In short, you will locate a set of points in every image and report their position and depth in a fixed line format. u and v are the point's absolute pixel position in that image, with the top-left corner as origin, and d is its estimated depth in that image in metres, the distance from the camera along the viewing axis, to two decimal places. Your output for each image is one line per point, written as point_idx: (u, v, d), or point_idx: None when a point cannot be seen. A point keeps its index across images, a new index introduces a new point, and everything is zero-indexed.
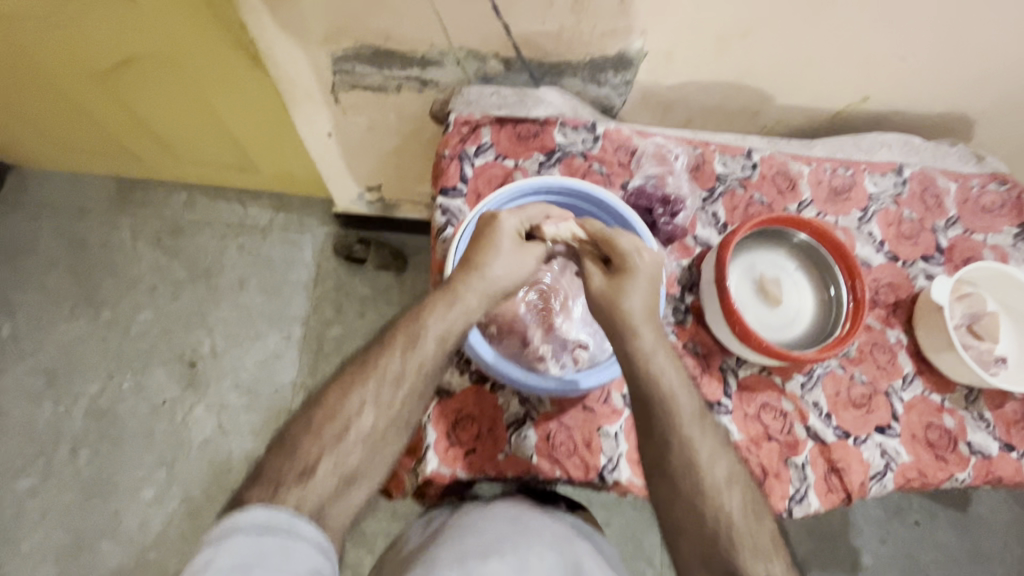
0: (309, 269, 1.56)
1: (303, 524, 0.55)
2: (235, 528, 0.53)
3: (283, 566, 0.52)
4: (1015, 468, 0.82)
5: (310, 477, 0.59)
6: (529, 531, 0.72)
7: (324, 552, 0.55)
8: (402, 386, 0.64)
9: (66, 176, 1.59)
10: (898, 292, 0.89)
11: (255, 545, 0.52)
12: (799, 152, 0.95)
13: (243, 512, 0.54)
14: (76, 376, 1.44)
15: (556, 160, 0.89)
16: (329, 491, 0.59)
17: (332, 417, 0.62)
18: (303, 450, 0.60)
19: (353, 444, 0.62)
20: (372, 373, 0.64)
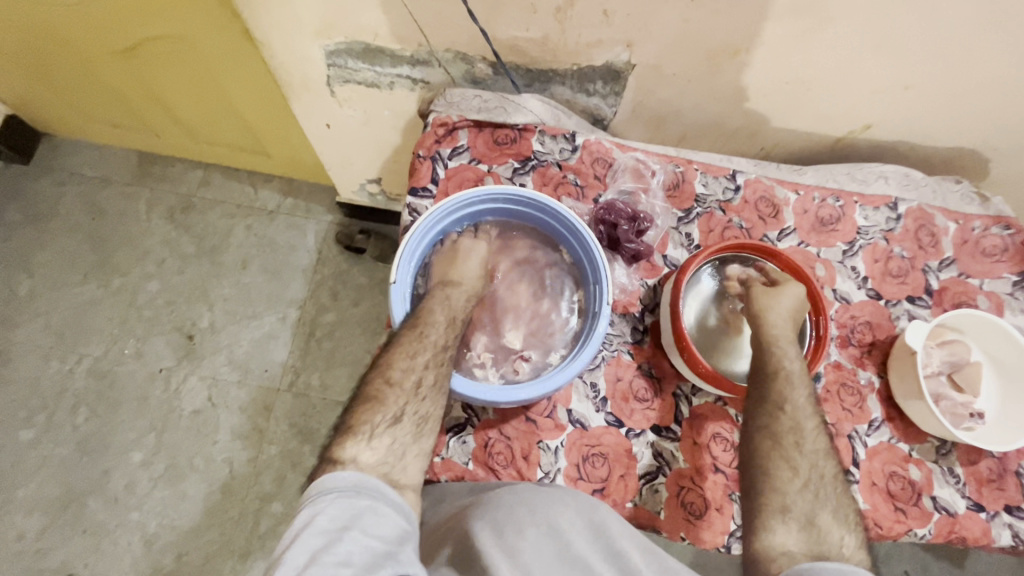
0: (311, 255, 1.52)
1: (384, 486, 0.57)
2: (334, 489, 0.55)
3: (375, 525, 0.54)
4: (983, 530, 0.77)
5: (399, 423, 0.64)
6: (554, 499, 0.64)
7: (403, 513, 0.57)
8: (432, 341, 0.69)
9: (92, 144, 1.58)
10: (875, 332, 0.85)
11: (352, 504, 0.54)
12: (787, 177, 0.92)
13: (332, 476, 0.56)
14: (81, 337, 1.42)
15: (531, 168, 0.88)
16: (408, 436, 0.64)
17: (385, 370, 0.66)
18: (381, 399, 0.65)
19: (422, 392, 0.66)
20: (408, 337, 0.68)
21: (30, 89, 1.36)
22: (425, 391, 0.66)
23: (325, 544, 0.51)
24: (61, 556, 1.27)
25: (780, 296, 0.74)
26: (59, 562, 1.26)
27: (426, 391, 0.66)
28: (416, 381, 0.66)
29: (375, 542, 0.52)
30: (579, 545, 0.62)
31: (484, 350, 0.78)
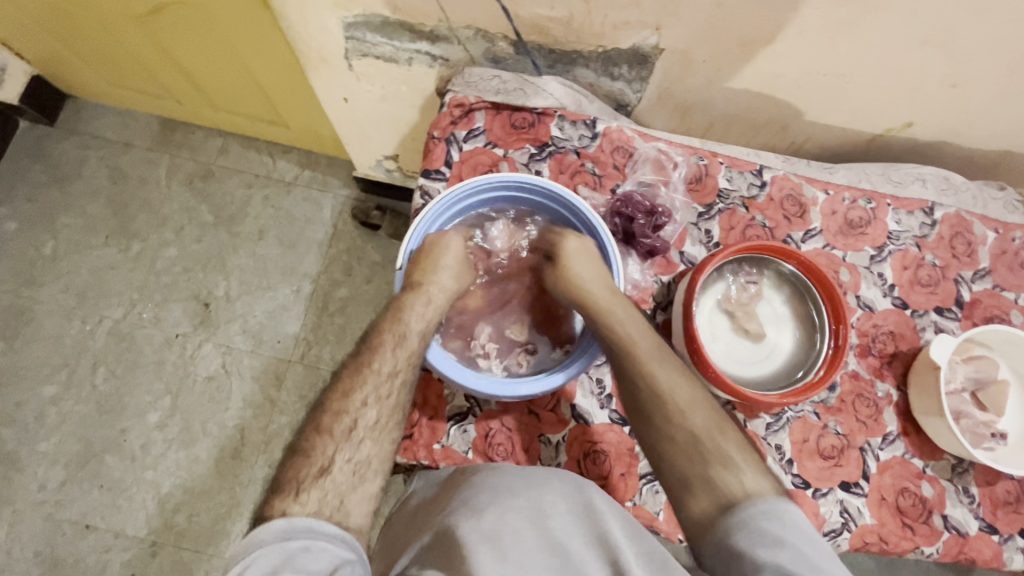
0: (326, 229, 1.52)
1: (319, 522, 0.52)
2: (259, 543, 0.49)
3: (309, 565, 0.48)
4: (993, 553, 0.75)
5: (328, 474, 0.56)
6: (538, 479, 0.59)
7: (345, 541, 0.52)
8: (398, 379, 0.65)
9: (117, 109, 1.58)
10: (898, 343, 0.81)
11: (281, 552, 0.49)
12: (817, 176, 0.88)
13: (258, 530, 0.50)
14: (102, 299, 1.43)
15: (548, 155, 0.85)
16: (348, 485, 0.57)
17: (339, 416, 0.61)
18: (319, 449, 0.58)
19: (363, 439, 0.60)
20: (369, 374, 0.64)
21: (53, 49, 1.35)
22: (377, 437, 0.62)
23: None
24: (78, 508, 1.28)
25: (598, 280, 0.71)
26: (77, 514, 1.28)
27: (379, 436, 0.62)
28: (371, 426, 0.62)
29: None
30: (561, 527, 0.55)
31: (490, 341, 0.78)
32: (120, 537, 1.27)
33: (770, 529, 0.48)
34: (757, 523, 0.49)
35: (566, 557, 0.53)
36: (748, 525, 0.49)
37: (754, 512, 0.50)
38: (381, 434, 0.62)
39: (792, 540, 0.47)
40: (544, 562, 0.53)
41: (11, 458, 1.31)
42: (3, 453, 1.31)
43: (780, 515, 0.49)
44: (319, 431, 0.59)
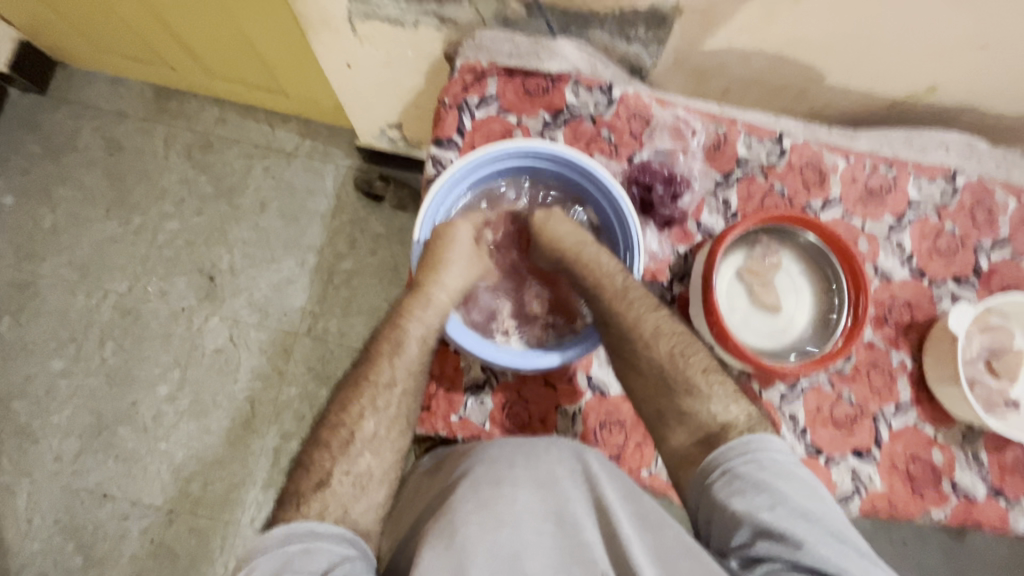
0: (328, 200, 1.49)
1: (322, 524, 0.54)
2: (262, 549, 0.51)
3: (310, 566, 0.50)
4: (999, 516, 0.77)
5: (328, 487, 0.58)
6: (537, 449, 0.60)
7: (348, 540, 0.54)
8: (395, 389, 0.65)
9: (109, 77, 1.53)
10: (914, 313, 0.81)
11: (282, 557, 0.51)
12: (838, 142, 0.86)
13: (260, 537, 0.52)
14: (106, 273, 1.42)
15: (563, 122, 0.83)
16: (349, 495, 0.58)
17: (336, 428, 0.62)
18: (317, 463, 0.60)
19: (361, 451, 0.61)
20: (367, 387, 0.64)
21: (39, 13, 1.29)
22: (376, 450, 0.62)
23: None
24: (94, 478, 1.30)
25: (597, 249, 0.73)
26: (93, 484, 1.30)
27: (378, 448, 0.62)
28: (368, 439, 0.62)
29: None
30: (559, 492, 0.57)
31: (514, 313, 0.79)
32: (137, 506, 1.29)
33: (748, 474, 0.55)
34: (737, 472, 0.56)
35: (562, 521, 0.55)
36: (728, 473, 0.56)
37: (733, 458, 0.57)
38: (380, 446, 0.62)
39: (768, 485, 0.54)
40: (539, 528, 0.54)
41: (24, 431, 1.32)
42: (16, 426, 1.32)
43: (754, 457, 0.56)
44: (316, 445, 0.61)
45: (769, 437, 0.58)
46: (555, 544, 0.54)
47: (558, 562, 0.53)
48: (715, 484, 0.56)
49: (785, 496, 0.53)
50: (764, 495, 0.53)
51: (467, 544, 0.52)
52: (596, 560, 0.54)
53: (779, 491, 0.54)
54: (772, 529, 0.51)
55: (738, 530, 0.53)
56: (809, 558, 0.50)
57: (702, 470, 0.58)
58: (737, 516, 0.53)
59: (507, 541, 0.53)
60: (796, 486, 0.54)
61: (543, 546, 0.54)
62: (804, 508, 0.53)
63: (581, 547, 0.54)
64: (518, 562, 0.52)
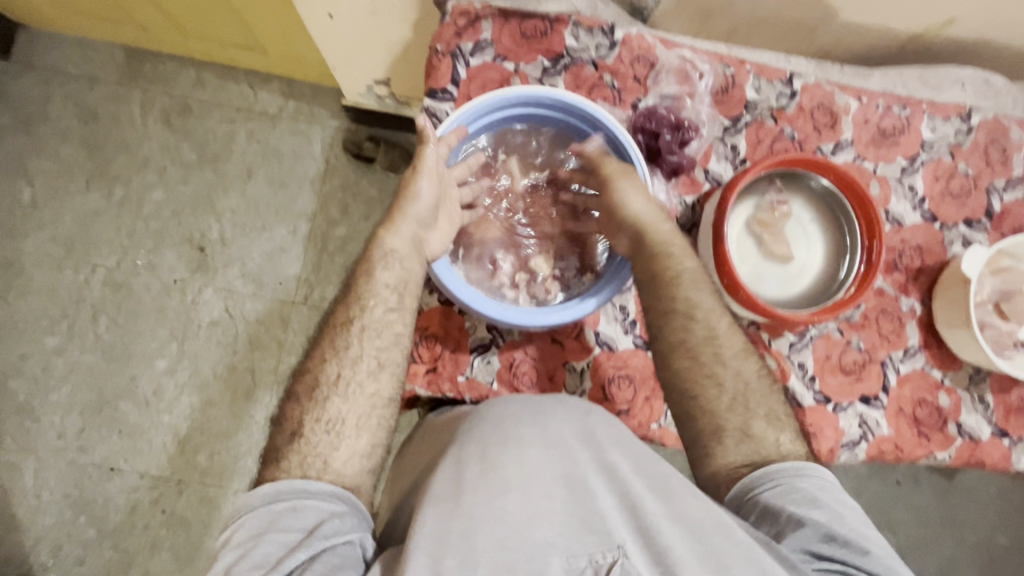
0: (317, 164, 1.44)
1: (311, 482, 0.53)
2: (249, 507, 0.52)
3: (293, 524, 0.51)
4: (1003, 455, 0.78)
5: (301, 438, 0.57)
6: (545, 408, 0.60)
7: (337, 496, 0.54)
8: (353, 327, 0.61)
9: (76, 39, 1.44)
10: (925, 257, 0.80)
11: (268, 514, 0.51)
12: (851, 82, 0.82)
13: (247, 494, 0.53)
14: (92, 246, 1.38)
15: (563, 68, 0.78)
16: (326, 446, 0.56)
17: (304, 376, 0.61)
18: (289, 416, 0.59)
19: (328, 396, 0.59)
20: (334, 331, 0.62)
21: None
22: (345, 394, 0.59)
23: (239, 559, 0.48)
24: (100, 453, 1.30)
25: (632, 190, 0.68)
26: (100, 458, 1.30)
27: (347, 392, 0.59)
28: (333, 382, 0.59)
29: (293, 539, 0.49)
30: (568, 456, 0.55)
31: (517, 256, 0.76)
32: (146, 478, 1.29)
33: (806, 488, 0.55)
34: (794, 483, 0.56)
35: (573, 485, 0.53)
36: (783, 482, 0.56)
37: (790, 472, 0.56)
38: (348, 389, 0.59)
39: (827, 500, 0.54)
40: (549, 492, 0.52)
41: (25, 409, 1.31)
42: (16, 405, 1.31)
43: (809, 474, 0.57)
44: (289, 398, 0.60)
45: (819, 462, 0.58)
46: (566, 511, 0.52)
47: (570, 531, 0.50)
48: (766, 493, 0.55)
49: (844, 511, 0.54)
50: (825, 509, 0.54)
51: (472, 508, 0.50)
52: (611, 530, 0.51)
53: (837, 506, 0.54)
54: (837, 536, 0.52)
55: (799, 533, 0.52)
56: (870, 565, 0.51)
57: (751, 477, 0.57)
58: (801, 521, 0.52)
59: (514, 508, 0.50)
60: (849, 505, 0.55)
61: (554, 511, 0.51)
62: (861, 524, 0.54)
63: (595, 516, 0.51)
64: (527, 529, 0.50)
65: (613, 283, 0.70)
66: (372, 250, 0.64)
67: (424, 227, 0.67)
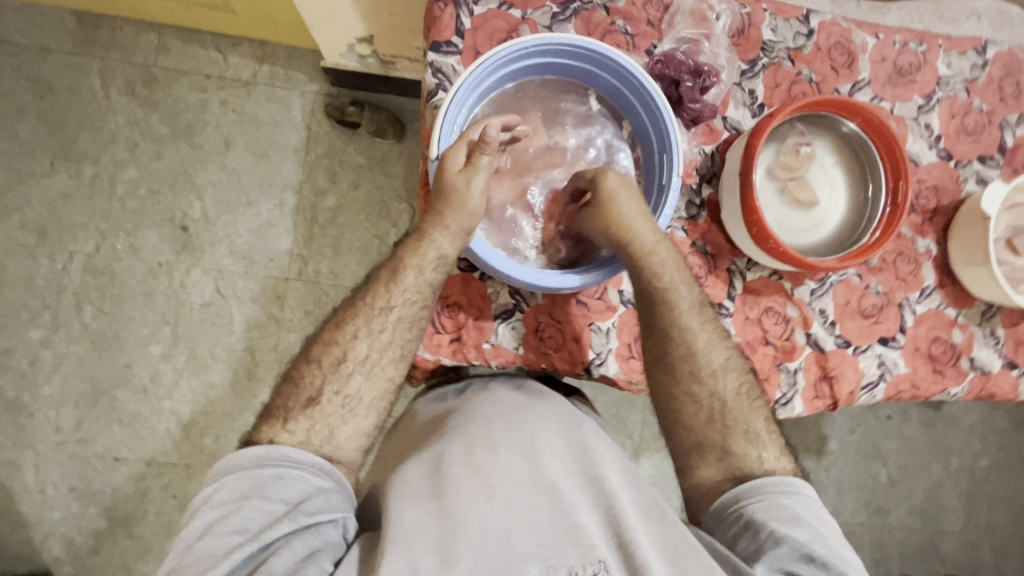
0: (299, 132, 1.36)
1: (298, 451, 0.55)
2: (235, 467, 0.53)
3: (280, 493, 0.52)
4: (1012, 386, 0.80)
5: (317, 404, 0.58)
6: (533, 418, 0.64)
7: (324, 471, 0.55)
8: (391, 314, 0.62)
9: (19, 5, 1.31)
10: (940, 197, 0.80)
11: (254, 478, 0.52)
12: (867, 18, 0.79)
13: (233, 454, 0.54)
14: (66, 232, 1.30)
15: (573, 13, 0.73)
16: (337, 418, 0.58)
17: (329, 347, 0.61)
18: (308, 379, 0.60)
19: (352, 372, 0.60)
20: (362, 309, 0.62)
21: None
22: (368, 372, 0.60)
23: (221, 518, 0.50)
24: (103, 444, 1.27)
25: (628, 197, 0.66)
26: (103, 448, 1.27)
27: (371, 371, 0.61)
28: (361, 360, 0.60)
29: (277, 509, 0.51)
30: (552, 468, 0.59)
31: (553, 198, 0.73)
32: (152, 465, 1.27)
33: (789, 505, 0.58)
34: (779, 499, 0.58)
35: (556, 496, 0.57)
36: (767, 498, 0.58)
37: (776, 487, 0.59)
38: (372, 368, 0.61)
39: (809, 520, 0.57)
40: (534, 502, 0.56)
41: (17, 405, 1.26)
42: (7, 401, 1.26)
43: (796, 491, 0.59)
44: (308, 361, 0.61)
45: (807, 481, 0.61)
46: (550, 522, 0.55)
47: (552, 540, 0.53)
48: (750, 506, 0.58)
49: (825, 533, 0.57)
50: (806, 529, 0.56)
51: (455, 509, 0.54)
52: (592, 544, 0.54)
53: (819, 527, 0.57)
54: (814, 557, 0.54)
55: (776, 551, 0.55)
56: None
57: (737, 489, 0.59)
58: (781, 540, 0.55)
59: (498, 515, 0.54)
60: (832, 527, 0.58)
61: (537, 522, 0.54)
62: (840, 546, 0.57)
63: (578, 528, 0.55)
64: (508, 539, 0.53)
65: None
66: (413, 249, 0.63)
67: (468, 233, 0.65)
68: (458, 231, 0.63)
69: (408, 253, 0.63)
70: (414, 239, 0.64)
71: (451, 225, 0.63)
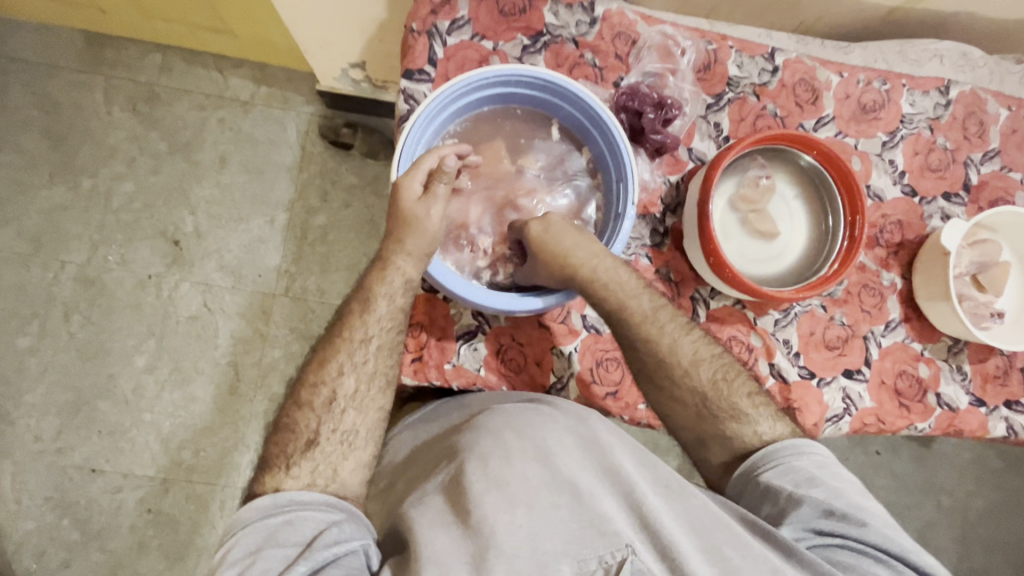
0: (293, 152, 1.39)
1: (306, 493, 0.52)
2: (245, 523, 0.50)
3: (294, 537, 0.49)
4: (980, 422, 0.80)
5: (317, 446, 0.56)
6: (540, 418, 0.59)
7: (333, 505, 0.52)
8: (370, 345, 0.61)
9: (32, 24, 1.36)
10: (905, 232, 0.81)
11: (264, 530, 0.49)
12: (831, 57, 0.82)
13: (241, 509, 0.51)
14: (60, 242, 1.32)
15: (543, 46, 0.76)
16: (337, 454, 0.56)
17: (317, 388, 0.59)
18: (302, 424, 0.57)
19: (344, 409, 0.58)
20: (341, 344, 0.60)
21: None
22: (359, 407, 0.59)
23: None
24: (81, 455, 1.26)
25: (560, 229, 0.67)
26: (81, 459, 1.26)
27: (361, 405, 0.59)
28: (351, 396, 0.59)
29: (292, 553, 0.48)
30: (566, 464, 0.54)
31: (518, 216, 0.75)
32: (129, 478, 1.26)
33: (802, 467, 0.56)
34: (792, 462, 0.56)
35: (577, 492, 0.52)
36: (781, 463, 0.56)
37: (786, 452, 0.57)
38: (363, 401, 0.59)
39: (824, 477, 0.55)
40: (554, 501, 0.52)
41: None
42: None
43: (806, 452, 0.57)
44: (298, 406, 0.58)
45: (815, 440, 0.59)
46: (574, 519, 0.51)
47: (580, 538, 0.49)
48: (766, 473, 0.56)
49: (843, 487, 0.55)
50: (823, 487, 0.54)
51: (481, 522, 0.49)
52: (619, 531, 0.50)
53: (836, 483, 0.55)
54: (834, 512, 0.52)
55: (798, 512, 0.53)
56: (870, 536, 0.51)
57: (750, 460, 0.58)
58: (800, 500, 0.53)
59: (521, 521, 0.50)
60: (849, 481, 0.56)
61: (562, 520, 0.50)
62: (859, 497, 0.54)
63: (601, 519, 0.51)
64: (537, 541, 0.49)
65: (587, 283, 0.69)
66: (375, 275, 0.63)
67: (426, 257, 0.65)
68: (417, 259, 0.64)
69: (375, 281, 0.63)
70: (378, 268, 0.64)
71: (410, 252, 0.64)
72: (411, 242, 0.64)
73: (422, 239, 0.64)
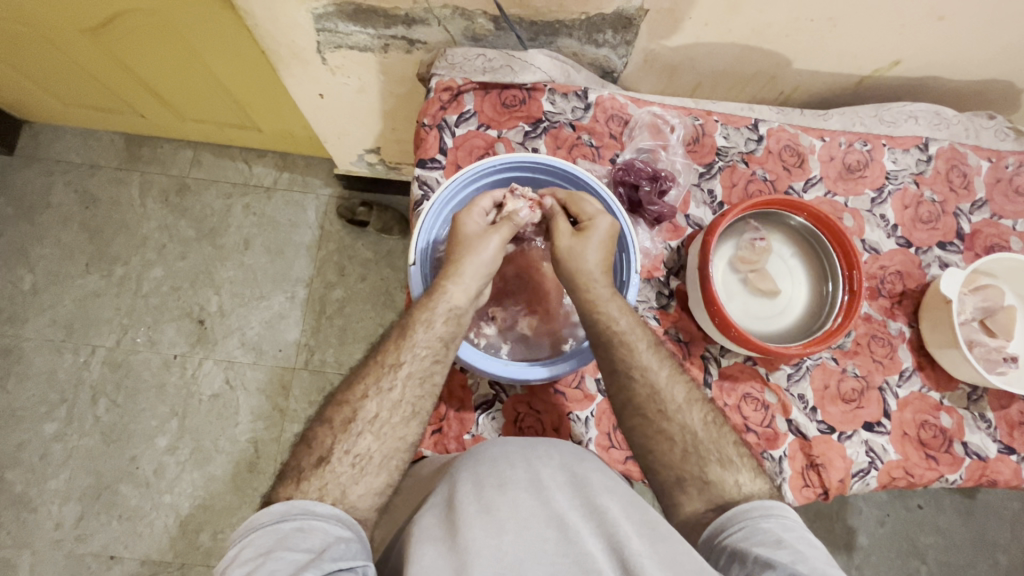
0: (313, 231, 1.47)
1: (319, 504, 0.53)
2: (258, 526, 0.50)
3: (302, 544, 0.49)
4: (1013, 472, 0.78)
5: (327, 465, 0.56)
6: (535, 454, 0.57)
7: (343, 522, 0.52)
8: (400, 371, 0.61)
9: (78, 130, 1.49)
10: (906, 282, 0.83)
11: (276, 533, 0.50)
12: (812, 124, 0.87)
13: (257, 513, 0.52)
14: (92, 328, 1.38)
15: (543, 131, 0.83)
16: (347, 478, 0.56)
17: (340, 407, 0.60)
18: (319, 440, 0.58)
19: (361, 432, 0.58)
20: (373, 367, 0.62)
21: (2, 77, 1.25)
22: (376, 433, 0.59)
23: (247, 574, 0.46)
24: (99, 541, 1.25)
25: (587, 245, 0.69)
26: (99, 546, 1.25)
27: (379, 432, 0.59)
28: (370, 420, 0.59)
29: (301, 558, 0.47)
30: (560, 501, 0.52)
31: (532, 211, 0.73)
32: (146, 564, 1.24)
33: (770, 530, 0.53)
34: (758, 524, 0.54)
35: (565, 527, 0.49)
36: (749, 525, 0.54)
37: (753, 513, 0.55)
38: (382, 428, 0.59)
39: (792, 541, 0.52)
40: (542, 533, 0.49)
41: (22, 500, 1.27)
42: (13, 497, 1.27)
43: (775, 515, 0.55)
44: (321, 423, 0.60)
45: (785, 503, 0.57)
46: (559, 552, 0.47)
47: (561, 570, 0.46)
48: (732, 537, 0.54)
49: (810, 553, 0.51)
50: (789, 550, 0.50)
51: (469, 544, 0.47)
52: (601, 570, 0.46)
53: (802, 548, 0.51)
54: None
55: None
56: None
57: (720, 520, 0.56)
58: (767, 563, 0.49)
59: (511, 546, 0.47)
60: (819, 550, 0.52)
61: (548, 552, 0.47)
62: (828, 566, 0.50)
63: (585, 554, 0.47)
64: (520, 568, 0.46)
65: (566, 364, 0.71)
66: (429, 297, 0.65)
67: (482, 280, 0.68)
68: (471, 284, 0.67)
69: (419, 309, 0.65)
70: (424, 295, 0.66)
71: (465, 280, 0.66)
72: (455, 274, 0.67)
73: (475, 263, 0.67)
